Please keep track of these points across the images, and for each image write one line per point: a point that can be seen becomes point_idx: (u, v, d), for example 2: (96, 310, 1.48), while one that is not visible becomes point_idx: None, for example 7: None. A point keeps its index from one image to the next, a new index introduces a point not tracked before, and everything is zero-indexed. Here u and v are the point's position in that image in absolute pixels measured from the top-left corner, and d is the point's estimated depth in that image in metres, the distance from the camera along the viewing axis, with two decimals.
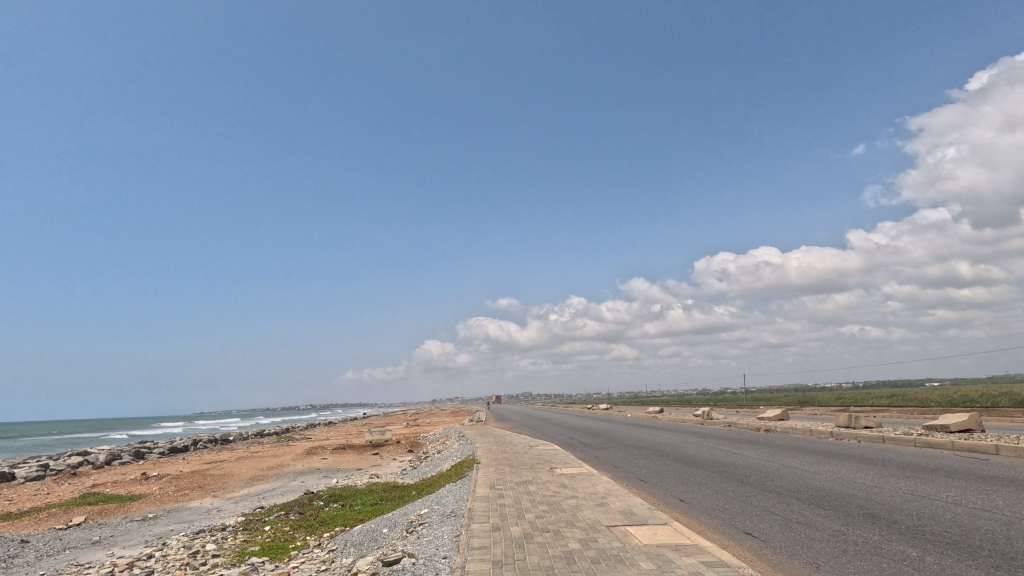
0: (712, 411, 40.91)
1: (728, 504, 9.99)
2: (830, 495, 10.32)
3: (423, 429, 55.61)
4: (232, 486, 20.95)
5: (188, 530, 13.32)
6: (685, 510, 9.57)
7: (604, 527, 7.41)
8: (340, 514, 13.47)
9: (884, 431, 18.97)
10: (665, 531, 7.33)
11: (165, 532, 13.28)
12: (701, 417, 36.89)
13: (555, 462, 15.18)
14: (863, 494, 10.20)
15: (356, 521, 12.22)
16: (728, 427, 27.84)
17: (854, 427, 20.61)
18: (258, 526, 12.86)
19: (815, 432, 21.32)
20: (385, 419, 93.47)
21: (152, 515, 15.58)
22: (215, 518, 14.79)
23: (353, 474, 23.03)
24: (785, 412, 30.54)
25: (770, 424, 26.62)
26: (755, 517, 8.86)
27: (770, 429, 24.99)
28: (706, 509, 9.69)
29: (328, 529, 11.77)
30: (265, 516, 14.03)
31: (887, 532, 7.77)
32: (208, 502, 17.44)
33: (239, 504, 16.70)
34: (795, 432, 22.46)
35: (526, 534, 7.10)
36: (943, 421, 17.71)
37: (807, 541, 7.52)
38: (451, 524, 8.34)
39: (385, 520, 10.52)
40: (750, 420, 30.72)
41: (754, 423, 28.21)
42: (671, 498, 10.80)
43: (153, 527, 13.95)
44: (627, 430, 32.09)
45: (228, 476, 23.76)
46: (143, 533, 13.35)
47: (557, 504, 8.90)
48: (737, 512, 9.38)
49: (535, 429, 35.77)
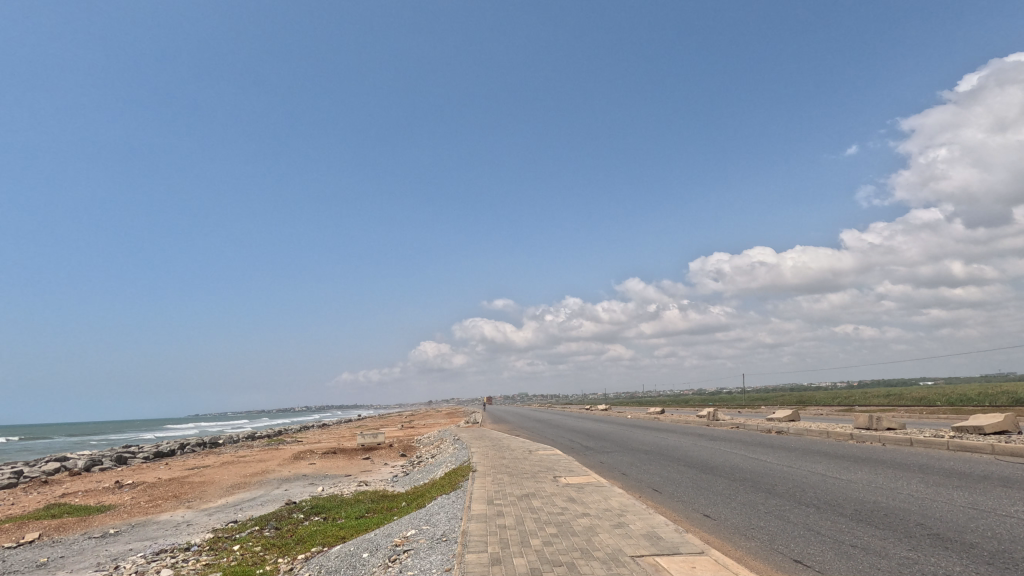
0: (717, 411, 39.48)
1: (764, 522, 8.66)
2: (880, 510, 8.97)
3: (418, 431, 54.30)
4: (209, 496, 19.50)
5: (149, 550, 11.89)
6: (714, 529, 8.25)
7: (628, 558, 6.05)
8: (320, 530, 12.06)
9: (911, 433, 17.65)
10: (705, 564, 5.96)
11: (122, 553, 11.82)
12: (705, 417, 35.46)
13: (559, 469, 13.82)
14: (918, 509, 8.84)
15: (336, 540, 10.83)
16: (737, 429, 26.47)
17: (875, 428, 19.30)
18: (226, 546, 11.41)
19: (833, 434, 19.97)
20: (379, 422, 91.59)
21: (114, 531, 14.14)
22: (182, 534, 13.35)
23: (342, 481, 21.57)
24: (796, 412, 29.16)
25: (782, 425, 25.21)
26: (800, 540, 7.51)
27: (783, 430, 23.64)
28: (739, 529, 8.35)
29: (304, 550, 10.35)
30: (236, 533, 12.59)
31: (968, 561, 6.44)
32: (179, 515, 15.98)
33: (212, 518, 15.23)
34: (811, 434, 21.10)
35: (533, 570, 5.70)
36: (975, 422, 16.41)
37: (874, 573, 6.21)
38: (441, 553, 6.92)
39: (366, 542, 9.13)
40: (758, 421, 29.31)
41: (765, 424, 26.80)
42: (694, 513, 9.45)
43: (111, 547, 12.47)
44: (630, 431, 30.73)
45: (206, 484, 22.26)
46: (97, 554, 11.91)
47: (567, 526, 7.52)
48: (777, 532, 8.07)
49: (534, 430, 34.32)
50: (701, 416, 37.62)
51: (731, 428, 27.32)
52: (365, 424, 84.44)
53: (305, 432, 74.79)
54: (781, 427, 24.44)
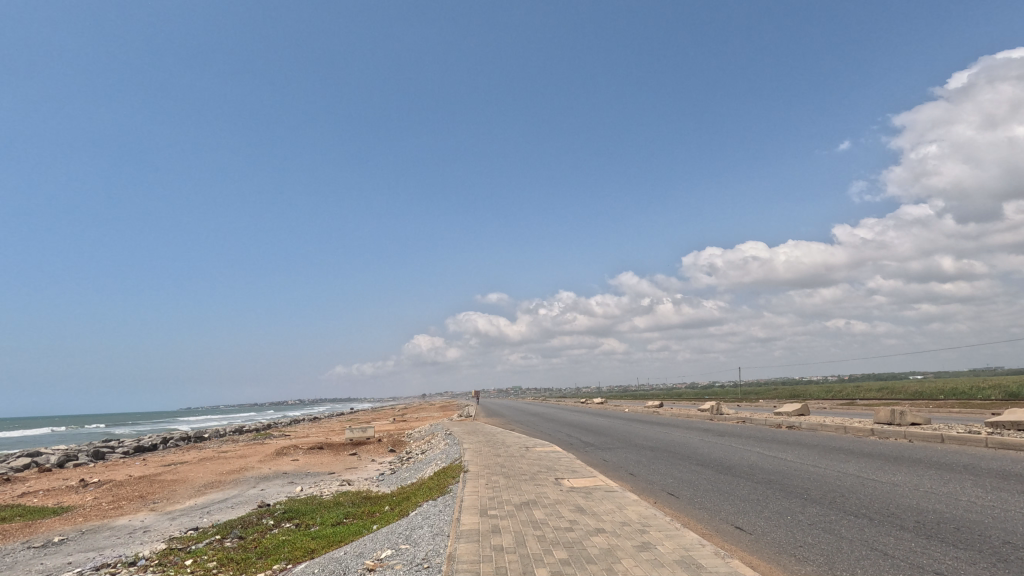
0: (719, 405, 38.04)
1: (814, 539, 7.24)
2: (947, 523, 7.56)
3: (411, 425, 52.54)
4: (177, 497, 17.86)
5: (89, 565, 10.30)
6: (757, 548, 6.84)
7: None
8: (287, 541, 10.48)
9: (939, 429, 16.32)
10: None
11: (60, 568, 10.24)
12: (709, 412, 33.89)
13: (561, 470, 12.34)
14: (993, 522, 7.44)
15: (304, 554, 9.32)
16: (744, 424, 25.00)
17: (898, 423, 17.92)
18: (178, 561, 9.85)
19: (851, 429, 18.57)
20: (368, 416, 89.60)
21: (59, 539, 12.54)
22: (134, 544, 11.77)
23: (324, 480, 20.00)
24: (806, 407, 27.66)
25: (792, 420, 23.81)
26: (868, 565, 6.09)
27: (794, 426, 22.21)
28: (784, 547, 6.93)
29: (264, 568, 8.79)
30: (193, 543, 11.02)
31: None
32: (139, 520, 14.40)
33: (173, 523, 13.63)
34: (826, 430, 19.68)
35: None
36: (1012, 417, 15.04)
37: None
38: None
39: (334, 562, 7.60)
40: (765, 415, 27.87)
41: (774, 419, 25.35)
42: (724, 526, 8.07)
43: (48, 560, 10.85)
44: (632, 427, 29.14)
45: (177, 483, 20.59)
46: (29, 569, 10.30)
47: (580, 549, 6.02)
48: (834, 552, 6.66)
49: (529, 426, 32.60)
50: (703, 410, 36.11)
51: (738, 423, 25.84)
52: (354, 418, 82.54)
53: (293, 425, 72.76)
54: (792, 422, 22.99)
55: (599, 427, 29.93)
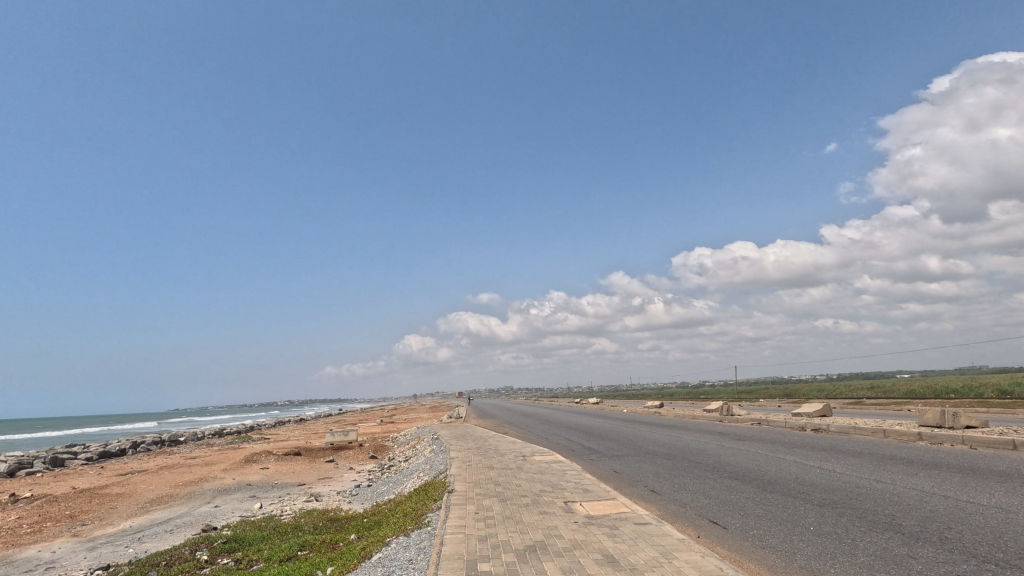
0: (726, 405, 35.49)
1: None
2: None
3: (400, 427, 49.61)
4: (114, 517, 15.16)
5: None
6: None
7: None
8: None
9: (1003, 433, 14.03)
10: None
11: None
12: (718, 412, 31.50)
13: (570, 490, 9.87)
14: None
15: None
16: (762, 427, 22.53)
17: (951, 427, 15.58)
18: None
19: (893, 434, 16.28)
20: (353, 417, 86.12)
21: None
22: None
23: (289, 495, 17.37)
24: (829, 408, 25.16)
25: (816, 422, 21.42)
26: None
27: (822, 428, 19.85)
28: None
29: None
30: None
31: None
32: (51, 552, 11.74)
33: (86, 559, 10.96)
34: (862, 434, 17.38)
35: None
36: None
37: None
38: None
39: None
40: (782, 416, 25.49)
41: (794, 420, 22.92)
42: None
43: None
44: (636, 429, 26.59)
45: (120, 499, 17.84)
46: None
47: None
48: None
49: (525, 428, 30.08)
50: (709, 411, 33.60)
51: (754, 425, 23.42)
52: (340, 420, 79.07)
53: (274, 427, 69.33)
54: (818, 424, 20.68)
55: (600, 429, 27.41)
